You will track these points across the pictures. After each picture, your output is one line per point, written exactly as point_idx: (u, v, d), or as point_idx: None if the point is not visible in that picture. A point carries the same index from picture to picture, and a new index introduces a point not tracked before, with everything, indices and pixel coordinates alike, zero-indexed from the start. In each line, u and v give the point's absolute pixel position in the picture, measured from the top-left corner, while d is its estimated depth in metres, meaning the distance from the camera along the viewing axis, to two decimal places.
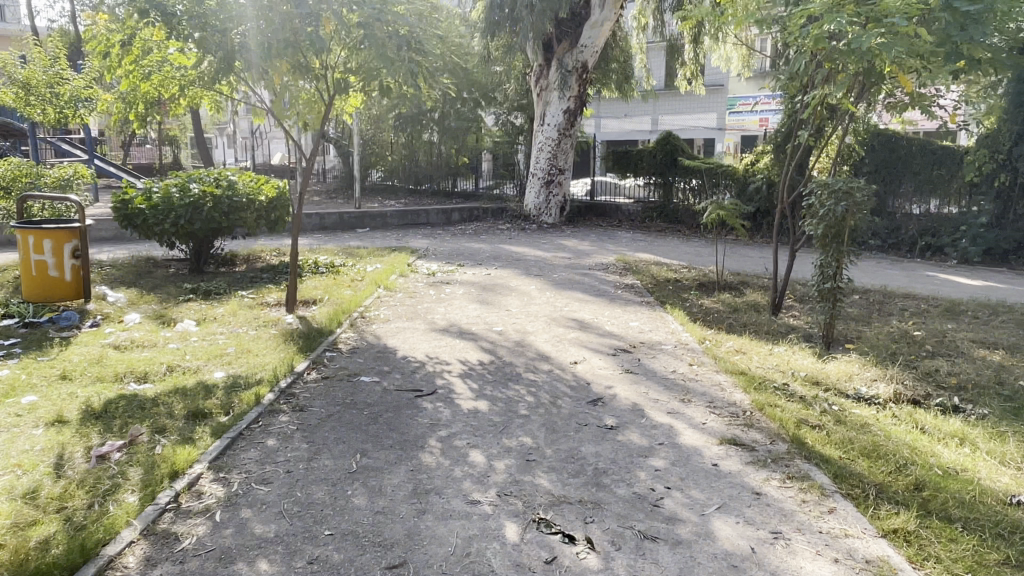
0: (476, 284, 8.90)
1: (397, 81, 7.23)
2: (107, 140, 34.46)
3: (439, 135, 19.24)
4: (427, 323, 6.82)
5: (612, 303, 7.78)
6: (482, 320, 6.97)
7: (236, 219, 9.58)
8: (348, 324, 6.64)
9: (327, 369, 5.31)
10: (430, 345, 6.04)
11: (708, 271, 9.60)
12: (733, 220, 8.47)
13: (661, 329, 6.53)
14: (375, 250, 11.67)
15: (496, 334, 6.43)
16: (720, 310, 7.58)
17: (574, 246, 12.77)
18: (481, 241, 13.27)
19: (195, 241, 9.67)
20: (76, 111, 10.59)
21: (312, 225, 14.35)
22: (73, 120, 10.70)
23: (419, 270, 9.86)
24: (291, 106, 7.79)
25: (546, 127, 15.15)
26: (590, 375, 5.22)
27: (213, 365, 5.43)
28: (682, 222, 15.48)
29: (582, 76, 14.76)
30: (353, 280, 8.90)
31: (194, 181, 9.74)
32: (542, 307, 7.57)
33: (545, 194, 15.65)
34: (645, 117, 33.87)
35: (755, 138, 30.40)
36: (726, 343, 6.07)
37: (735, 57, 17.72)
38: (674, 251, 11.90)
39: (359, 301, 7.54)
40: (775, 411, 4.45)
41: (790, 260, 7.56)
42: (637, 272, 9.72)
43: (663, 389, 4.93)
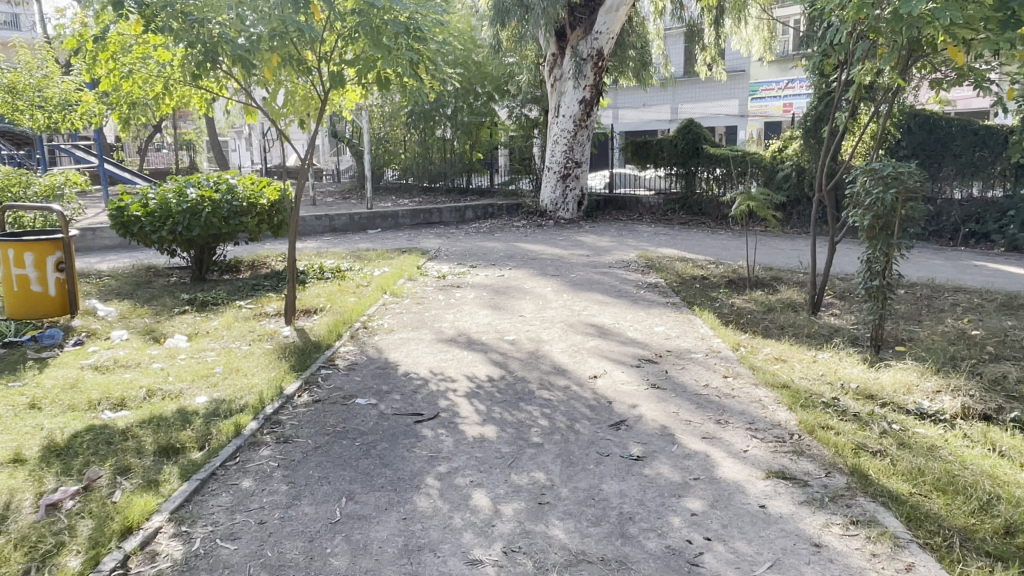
0: (489, 287, 8.37)
1: (397, 73, 6.73)
2: (124, 146, 34.44)
3: (453, 130, 18.73)
4: (433, 333, 6.30)
5: (634, 305, 7.20)
6: (493, 328, 6.43)
7: (237, 223, 9.14)
8: (348, 336, 6.13)
9: (320, 391, 4.80)
10: (435, 359, 5.51)
11: (738, 267, 8.98)
12: (764, 212, 7.82)
13: (690, 334, 5.94)
14: (384, 252, 11.19)
15: (508, 344, 5.88)
16: (753, 311, 6.96)
17: (593, 242, 12.18)
18: (496, 239, 12.73)
19: (196, 248, 9.26)
20: (67, 115, 10.52)
21: (323, 227, 13.91)
22: (64, 124, 10.71)
23: (429, 273, 9.34)
24: (287, 103, 7.34)
25: (561, 119, 14.55)
26: (612, 392, 4.65)
27: (196, 389, 4.94)
28: (707, 214, 14.83)
29: (598, 64, 14.13)
30: (359, 285, 8.39)
31: (192, 186, 9.30)
32: (559, 311, 7.01)
33: (561, 188, 15.07)
34: (665, 106, 33.11)
35: (778, 124, 29.54)
36: (762, 350, 5.48)
37: (756, 40, 17.06)
38: (700, 245, 11.27)
39: (363, 310, 7.03)
40: (828, 435, 3.87)
41: (829, 254, 6.94)
42: (661, 269, 9.12)
43: (696, 408, 4.34)
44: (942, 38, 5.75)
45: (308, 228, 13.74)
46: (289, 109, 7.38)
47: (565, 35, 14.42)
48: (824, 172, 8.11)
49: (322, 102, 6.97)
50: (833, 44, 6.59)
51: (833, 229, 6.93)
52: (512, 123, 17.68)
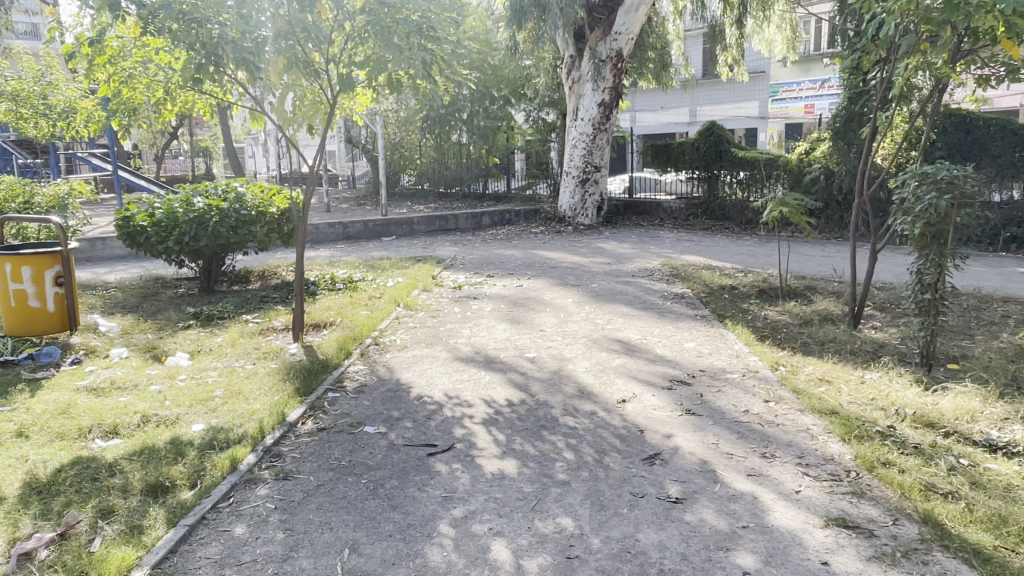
0: (507, 298, 7.99)
1: (409, 76, 6.40)
2: (142, 154, 34.58)
3: (469, 135, 18.41)
4: (448, 351, 5.91)
5: (662, 318, 6.79)
6: (512, 344, 6.03)
7: (245, 233, 8.82)
8: (357, 354, 5.77)
9: (325, 418, 4.44)
10: (450, 380, 5.12)
11: (768, 276, 8.53)
12: (798, 218, 7.37)
13: (724, 352, 5.51)
14: (398, 260, 10.86)
15: (528, 363, 5.49)
16: (789, 324, 6.52)
17: (613, 249, 11.77)
18: (514, 247, 12.35)
19: (204, 258, 8.97)
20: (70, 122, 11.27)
21: (336, 235, 13.63)
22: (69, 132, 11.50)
23: (444, 283, 8.97)
24: (296, 109, 7.03)
25: (580, 122, 14.17)
26: (643, 419, 4.25)
27: (194, 415, 4.60)
28: (730, 218, 14.35)
29: (617, 65, 13.74)
30: (371, 297, 8.04)
31: (199, 195, 9.01)
32: (581, 326, 6.60)
33: (580, 193, 14.66)
34: (683, 108, 32.62)
35: (800, 125, 28.92)
36: (805, 371, 5.04)
37: (780, 39, 16.66)
38: (726, 252, 10.82)
39: (374, 325, 6.66)
40: (891, 473, 3.45)
41: (870, 263, 6.48)
42: (687, 278, 8.69)
43: (738, 439, 3.92)
44: (997, 30, 5.30)
45: (322, 236, 13.46)
46: (298, 115, 7.05)
47: (583, 37, 14.07)
48: (863, 178, 7.66)
49: (331, 107, 6.65)
50: (875, 39, 6.14)
51: (874, 237, 6.48)
52: (528, 127, 17.29)
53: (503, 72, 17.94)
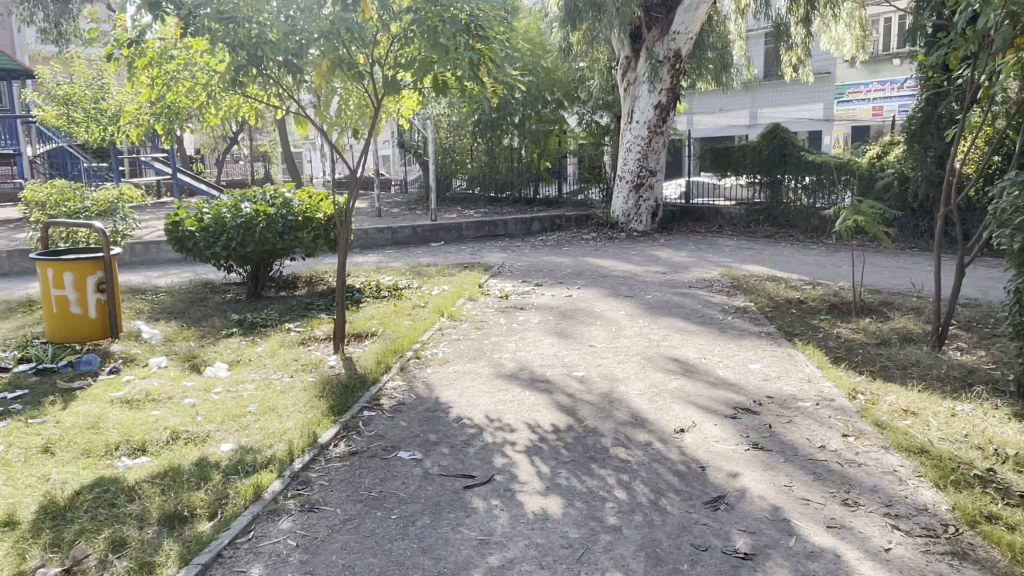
0: (556, 310, 7.64)
1: (456, 77, 6.11)
2: (203, 158, 35.55)
3: (520, 139, 18.16)
4: (492, 367, 5.58)
5: (722, 334, 6.32)
6: (560, 361, 5.67)
7: (291, 239, 8.69)
8: (397, 369, 5.49)
9: (359, 440, 4.17)
10: (493, 401, 4.79)
11: (838, 289, 7.95)
12: (873, 228, 6.79)
13: (792, 376, 5.05)
14: (445, 267, 10.62)
15: (577, 383, 5.12)
16: (865, 345, 5.98)
17: (669, 257, 11.28)
18: (564, 254, 11.98)
19: (251, 264, 8.88)
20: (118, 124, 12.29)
21: (385, 239, 13.51)
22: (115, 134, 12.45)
23: (491, 292, 8.67)
24: (340, 113, 6.82)
25: (635, 125, 13.71)
26: (704, 453, 3.83)
27: (224, 433, 4.39)
28: (794, 226, 13.67)
29: (675, 66, 13.25)
30: (415, 306, 7.79)
31: (247, 200, 8.91)
32: (635, 342, 6.19)
33: (634, 198, 14.18)
34: (743, 111, 31.67)
35: (867, 129, 27.70)
36: (887, 401, 4.53)
37: (848, 39, 15.93)
38: (790, 263, 10.22)
39: (416, 337, 6.38)
40: (1000, 532, 2.96)
41: (956, 279, 5.86)
42: (749, 290, 8.18)
43: (814, 482, 3.47)
44: None
45: (371, 241, 13.35)
46: (344, 118, 6.83)
47: (639, 37, 13.58)
48: (949, 188, 7.01)
49: (376, 111, 6.41)
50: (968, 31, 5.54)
51: (962, 249, 5.86)
52: (582, 130, 16.87)
53: (556, 75, 17.71)
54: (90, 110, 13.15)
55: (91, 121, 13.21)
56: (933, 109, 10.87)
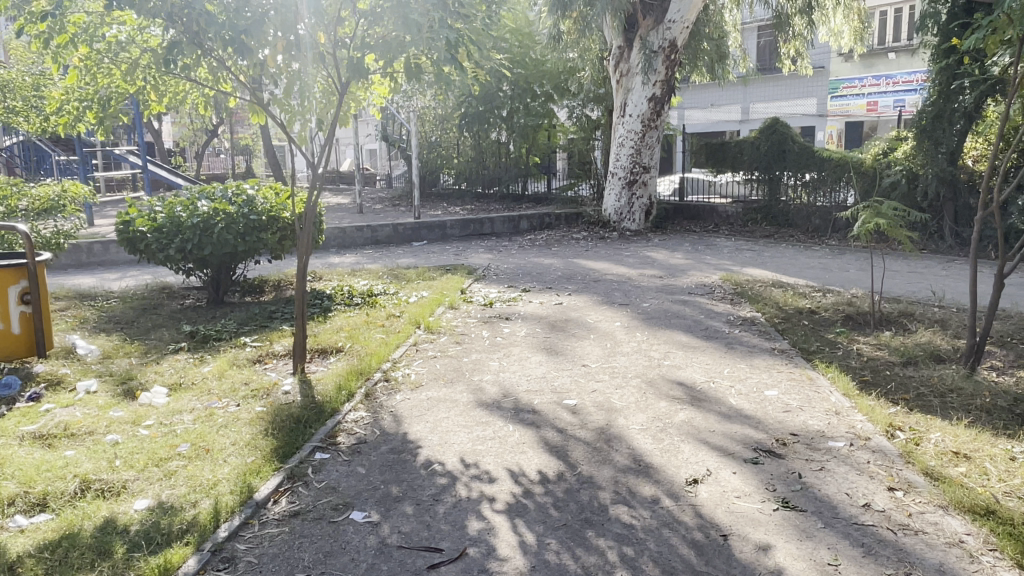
0: (544, 320, 6.93)
1: (432, 61, 5.36)
2: (182, 151, 34.50)
3: (508, 134, 17.49)
4: (471, 393, 4.86)
5: (730, 351, 5.63)
6: (548, 386, 4.95)
7: (254, 241, 7.90)
8: (360, 396, 4.72)
9: (305, 494, 3.44)
10: (470, 437, 4.07)
11: (853, 298, 7.28)
12: (896, 232, 6.11)
13: (817, 407, 4.36)
14: (426, 270, 9.88)
15: (568, 414, 4.40)
16: (891, 366, 5.31)
17: (665, 259, 10.60)
18: (553, 255, 11.27)
19: (211, 267, 8.13)
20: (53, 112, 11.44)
21: (364, 239, 12.76)
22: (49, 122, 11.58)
23: (473, 299, 7.94)
24: None
25: (627, 119, 13.01)
26: (724, 515, 3.13)
27: (144, 483, 3.66)
28: (793, 224, 13.02)
29: (670, 57, 12.55)
30: (389, 316, 7.06)
31: (204, 198, 8.12)
32: (633, 360, 5.49)
33: (627, 195, 13.48)
34: (735, 105, 31.00)
35: (861, 125, 27.28)
36: (934, 441, 3.83)
37: (847, 30, 15.40)
38: (795, 267, 9.55)
39: (387, 354, 5.63)
40: None
41: (994, 292, 5.15)
42: (754, 297, 7.50)
43: (865, 558, 2.78)
44: None
45: (349, 240, 12.60)
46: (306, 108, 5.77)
47: (634, 25, 12.87)
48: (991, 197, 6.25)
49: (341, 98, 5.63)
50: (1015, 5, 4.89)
51: (1002, 256, 5.13)
52: (572, 124, 16.11)
53: (546, 67, 16.92)
54: (29, 98, 12.34)
55: (31, 110, 12.45)
56: (946, 102, 10.23)
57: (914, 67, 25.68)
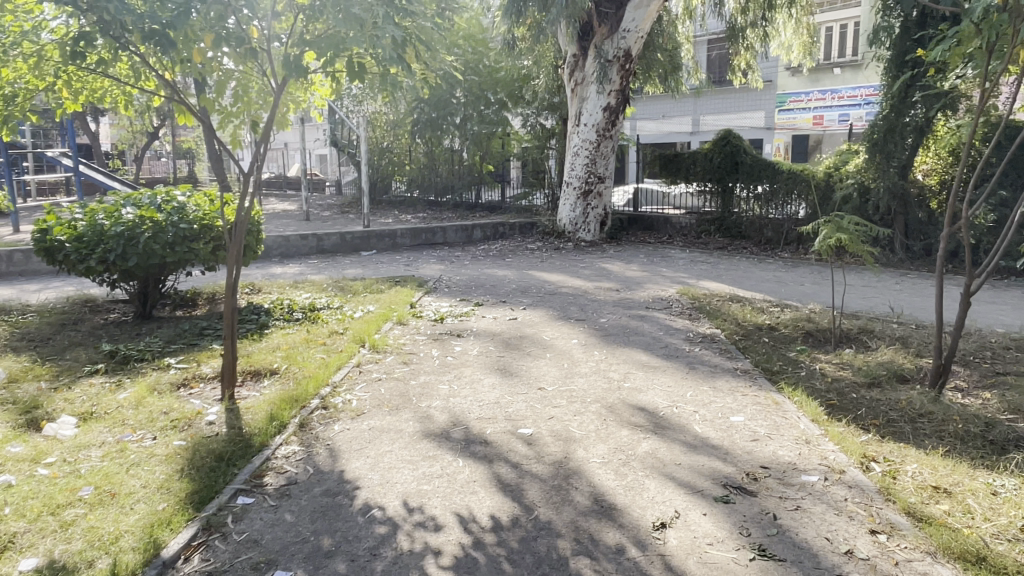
0: (497, 337, 6.56)
1: (375, 60, 4.98)
2: (120, 153, 33.04)
3: (461, 141, 17.16)
4: (416, 422, 4.46)
5: (692, 372, 5.36)
6: (501, 413, 4.58)
7: (185, 251, 7.36)
8: (294, 427, 4.30)
9: (221, 550, 3.02)
10: (415, 475, 3.67)
11: (812, 314, 7.14)
12: (858, 248, 5.93)
13: (787, 436, 4.10)
14: (373, 282, 9.41)
15: (523, 446, 4.04)
16: (856, 387, 5.12)
17: (620, 271, 10.38)
18: (507, 266, 10.93)
19: (138, 279, 7.53)
20: None
21: (309, 248, 12.19)
22: None
23: (423, 313, 7.52)
24: (235, 101, 5.59)
25: (582, 128, 12.81)
26: (697, 567, 2.82)
27: (34, 535, 3.19)
28: (746, 236, 12.99)
29: (625, 66, 12.40)
30: (331, 333, 6.60)
31: (130, 204, 7.50)
32: (592, 383, 5.16)
33: (581, 206, 13.26)
34: (686, 117, 31.25)
35: (807, 138, 27.92)
36: (911, 475, 3.62)
37: (796, 45, 15.59)
38: (751, 280, 9.43)
39: (326, 378, 5.18)
40: None
41: (960, 310, 5.02)
42: (713, 312, 7.29)
43: None
44: None
45: (292, 249, 12.02)
46: (248, 109, 5.69)
47: (588, 33, 12.68)
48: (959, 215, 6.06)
49: (276, 99, 5.20)
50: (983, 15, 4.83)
51: (968, 274, 4.99)
52: (526, 133, 15.82)
53: (500, 74, 16.65)
54: None
55: None
56: (897, 117, 10.34)
57: (858, 83, 26.44)
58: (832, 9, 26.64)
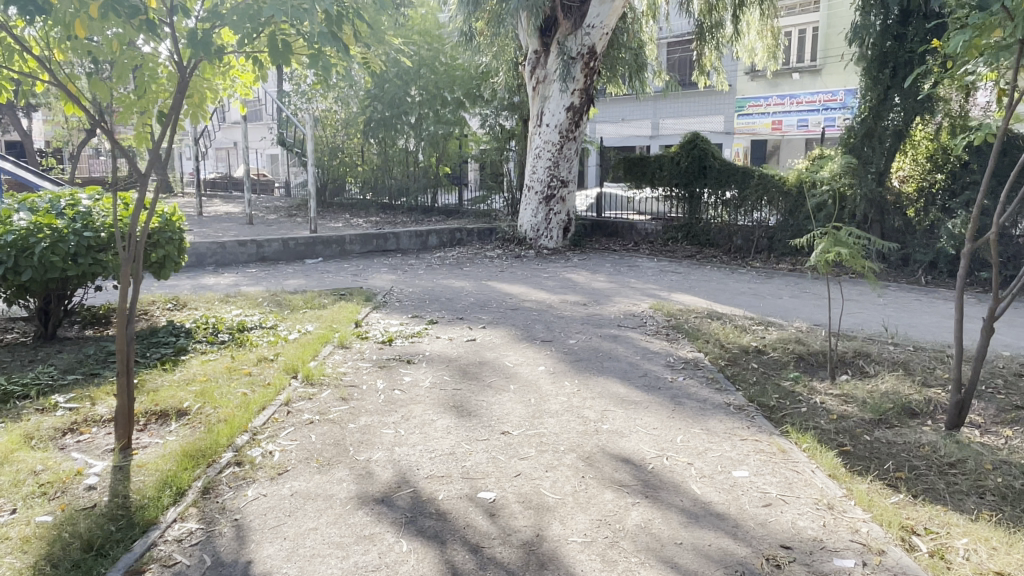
0: (453, 364, 5.72)
1: (302, 30, 4.08)
2: (54, 151, 31.13)
3: (416, 141, 16.28)
4: (351, 482, 3.59)
5: (679, 410, 4.62)
6: (458, 469, 3.75)
7: (90, 263, 6.35)
8: (193, 495, 3.42)
9: None
10: (346, 569, 2.83)
11: (800, 334, 6.52)
12: (859, 263, 5.31)
13: (805, 501, 3.38)
14: (315, 295, 8.46)
15: (484, 518, 3.23)
16: (866, 428, 4.47)
17: (586, 282, 9.66)
18: (464, 277, 10.11)
19: (36, 295, 6.48)
20: None
21: (248, 255, 11.16)
22: None
23: (369, 334, 6.62)
24: (138, 89, 4.65)
25: (544, 128, 12.06)
26: None
27: None
28: (715, 244, 12.43)
29: (589, 64, 11.70)
30: (259, 360, 5.69)
31: (25, 207, 6.43)
32: (564, 425, 4.36)
33: (544, 211, 12.51)
34: (646, 120, 30.85)
35: (766, 143, 27.86)
36: (964, 555, 2.95)
37: (760, 48, 15.14)
38: (727, 293, 8.80)
39: (244, 423, 4.27)
40: None
41: (983, 336, 4.40)
42: (692, 332, 6.59)
43: None
44: None
45: (228, 256, 10.97)
46: (150, 98, 4.71)
47: (551, 29, 11.96)
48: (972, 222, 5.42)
49: (180, 87, 4.23)
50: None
51: (995, 296, 4.36)
52: (484, 133, 15.00)
53: (457, 72, 15.78)
54: None
55: None
56: (876, 121, 9.95)
57: (816, 89, 26.39)
58: (791, 14, 26.49)
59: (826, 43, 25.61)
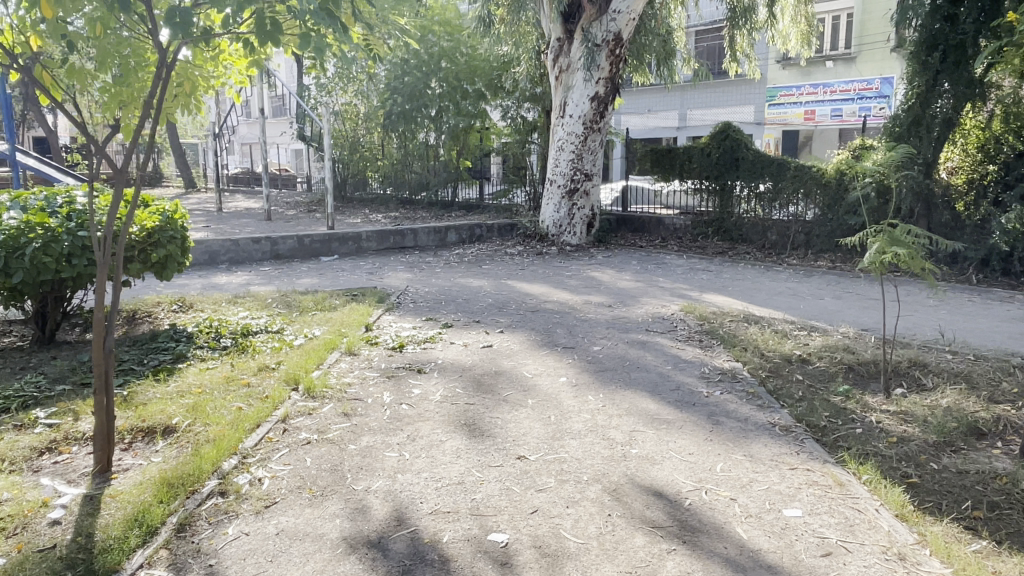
0: (468, 374, 5.28)
1: (294, 6, 3.61)
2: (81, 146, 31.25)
3: (437, 135, 15.88)
4: (344, 518, 3.17)
5: (717, 432, 4.12)
6: (466, 502, 3.31)
7: (85, 263, 6.02)
8: (166, 535, 3.03)
9: None
10: None
11: (847, 341, 5.96)
12: (918, 265, 4.75)
13: (872, 551, 2.88)
14: (327, 295, 8.07)
15: (494, 568, 2.79)
16: (932, 454, 3.93)
17: (612, 281, 9.16)
18: (483, 275, 9.68)
19: (31, 298, 6.16)
20: None
21: (263, 252, 10.83)
22: None
23: (379, 339, 6.20)
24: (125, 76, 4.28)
25: (568, 119, 11.55)
26: None
27: None
28: (747, 239, 11.84)
29: (615, 51, 11.15)
30: (260, 369, 5.29)
31: (17, 206, 6.11)
32: (588, 448, 3.89)
33: (567, 205, 12.00)
34: (673, 112, 30.12)
35: (797, 134, 27.02)
36: None
37: (793, 35, 14.45)
38: (763, 293, 8.24)
39: (234, 444, 3.86)
40: None
41: None
42: (728, 338, 6.07)
43: None
44: None
45: (242, 254, 10.65)
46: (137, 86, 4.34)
47: (574, 15, 11.44)
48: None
49: (159, 75, 3.80)
50: None
51: None
52: (506, 125, 14.54)
53: (478, 63, 15.32)
54: None
55: None
56: (923, 108, 9.26)
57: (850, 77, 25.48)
58: None
59: (861, 29, 24.70)
